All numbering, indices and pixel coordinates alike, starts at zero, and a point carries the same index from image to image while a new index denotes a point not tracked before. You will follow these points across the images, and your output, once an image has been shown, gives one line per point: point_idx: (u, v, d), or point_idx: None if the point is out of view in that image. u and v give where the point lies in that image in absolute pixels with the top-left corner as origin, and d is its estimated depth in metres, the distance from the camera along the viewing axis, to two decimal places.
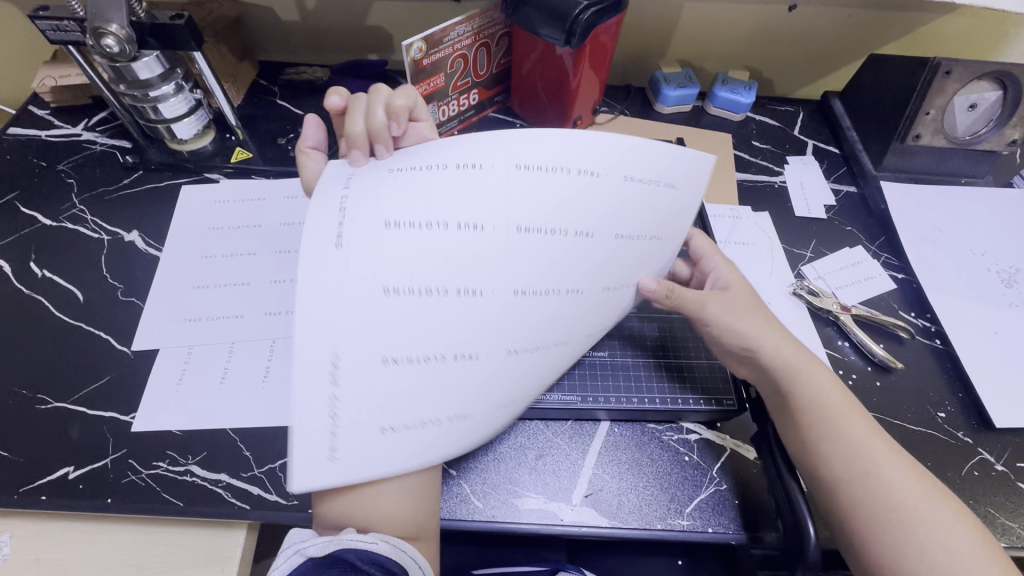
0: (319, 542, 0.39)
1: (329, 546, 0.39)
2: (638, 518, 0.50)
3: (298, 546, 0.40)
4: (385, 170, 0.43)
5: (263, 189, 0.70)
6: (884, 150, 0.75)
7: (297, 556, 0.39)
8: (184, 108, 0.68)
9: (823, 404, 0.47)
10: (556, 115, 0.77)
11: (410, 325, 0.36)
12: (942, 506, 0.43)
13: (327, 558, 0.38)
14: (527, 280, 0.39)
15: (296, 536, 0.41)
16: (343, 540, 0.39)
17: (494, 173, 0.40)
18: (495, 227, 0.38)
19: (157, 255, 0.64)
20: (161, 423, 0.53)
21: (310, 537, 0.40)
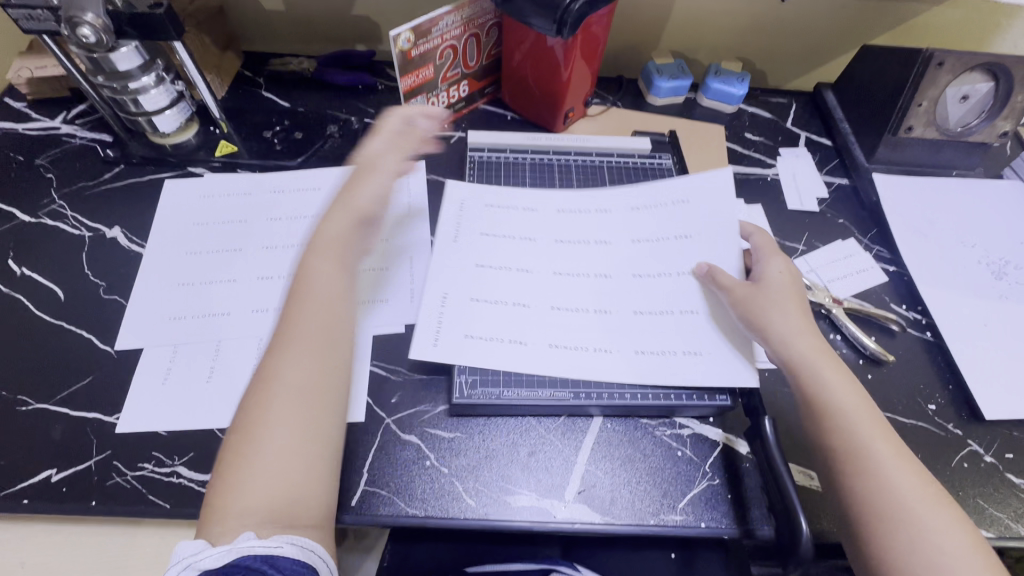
0: (208, 554, 0.39)
1: (222, 559, 0.39)
2: (631, 513, 0.50)
3: (187, 559, 0.39)
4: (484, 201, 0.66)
5: (249, 184, 0.69)
6: (876, 142, 0.74)
7: (187, 570, 0.38)
8: (165, 100, 0.66)
9: (828, 402, 0.48)
10: (546, 108, 0.75)
11: (493, 312, 0.57)
12: (945, 510, 0.42)
13: (220, 568, 0.38)
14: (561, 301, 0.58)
15: (185, 546, 0.39)
16: (240, 547, 0.39)
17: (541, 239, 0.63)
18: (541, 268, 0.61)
19: (140, 251, 0.63)
20: (145, 423, 0.52)
21: (202, 548, 0.39)
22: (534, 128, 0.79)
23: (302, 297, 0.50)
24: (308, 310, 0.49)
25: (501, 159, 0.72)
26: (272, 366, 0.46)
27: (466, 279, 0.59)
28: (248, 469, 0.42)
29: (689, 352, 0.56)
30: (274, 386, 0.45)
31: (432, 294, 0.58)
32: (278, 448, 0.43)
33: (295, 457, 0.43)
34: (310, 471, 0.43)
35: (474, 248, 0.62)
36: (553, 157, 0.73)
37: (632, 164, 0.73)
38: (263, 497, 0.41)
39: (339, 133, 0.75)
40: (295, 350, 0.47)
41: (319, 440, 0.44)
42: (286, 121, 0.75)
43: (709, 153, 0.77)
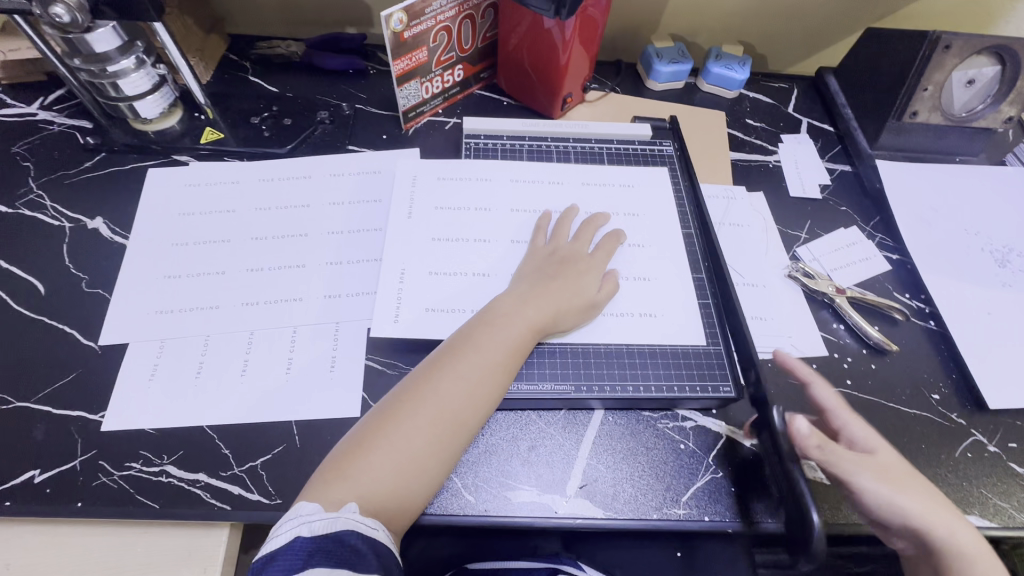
0: (324, 520, 0.40)
1: (332, 528, 0.39)
2: (633, 508, 0.49)
3: (304, 517, 0.40)
4: (432, 176, 0.65)
5: (236, 172, 0.67)
6: (879, 129, 0.73)
7: (301, 529, 0.39)
8: (146, 84, 0.64)
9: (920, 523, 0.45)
10: (543, 92, 0.73)
11: (448, 284, 0.57)
12: None
13: (330, 538, 0.39)
14: (519, 234, 0.61)
15: (306, 506, 0.41)
16: (348, 521, 0.40)
17: (494, 183, 0.65)
18: (497, 209, 0.63)
19: (124, 243, 0.61)
20: (132, 421, 0.50)
21: (316, 511, 0.40)
22: (531, 114, 0.77)
23: (489, 324, 0.51)
24: (506, 338, 0.50)
25: (498, 146, 0.70)
26: (427, 378, 0.47)
27: (421, 246, 0.60)
28: (365, 461, 0.43)
29: (643, 315, 0.57)
30: (422, 393, 0.46)
31: (388, 270, 0.58)
32: (401, 449, 0.44)
33: (414, 461, 0.44)
34: (421, 475, 0.44)
35: (431, 222, 0.61)
36: (551, 144, 0.71)
37: (632, 150, 0.71)
38: (376, 491, 0.42)
39: (329, 119, 0.72)
40: (463, 370, 0.47)
41: (438, 451, 0.45)
42: (274, 107, 0.73)
43: (710, 139, 0.75)
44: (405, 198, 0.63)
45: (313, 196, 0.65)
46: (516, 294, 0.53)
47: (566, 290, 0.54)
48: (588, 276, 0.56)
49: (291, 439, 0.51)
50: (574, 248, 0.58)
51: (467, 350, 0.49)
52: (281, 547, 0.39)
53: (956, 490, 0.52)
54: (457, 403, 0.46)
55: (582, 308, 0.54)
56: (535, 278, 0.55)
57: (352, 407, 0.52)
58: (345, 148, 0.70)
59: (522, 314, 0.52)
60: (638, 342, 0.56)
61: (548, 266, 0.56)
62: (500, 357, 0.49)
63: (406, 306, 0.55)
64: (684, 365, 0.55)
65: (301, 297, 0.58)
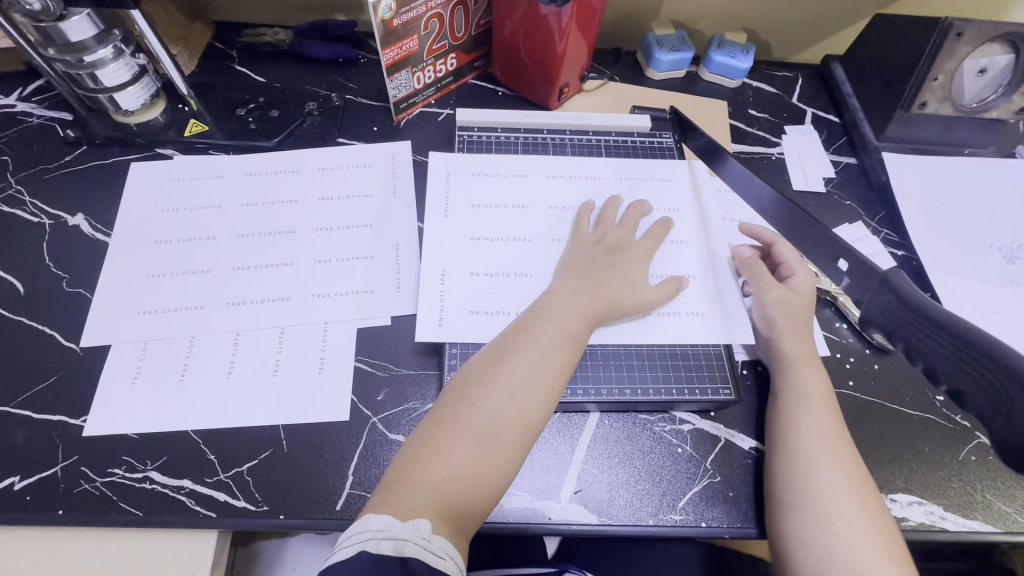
0: (392, 541, 0.38)
1: (398, 552, 0.37)
2: (629, 514, 0.48)
3: (372, 533, 0.38)
4: (469, 172, 0.65)
5: (221, 166, 0.64)
6: (886, 120, 0.70)
7: (367, 544, 0.38)
8: (126, 75, 0.61)
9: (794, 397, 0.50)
10: (540, 83, 0.71)
11: (492, 283, 0.57)
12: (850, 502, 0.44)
13: (395, 563, 0.37)
14: (560, 233, 0.61)
15: (375, 518, 0.39)
16: (415, 548, 0.38)
17: (530, 178, 0.65)
18: (536, 207, 0.63)
19: (105, 240, 0.59)
20: (115, 426, 0.49)
21: (389, 524, 0.39)
22: (527, 104, 0.74)
23: (543, 319, 0.50)
24: (560, 330, 0.49)
25: (492, 139, 0.68)
26: (489, 375, 0.46)
27: (460, 247, 0.59)
28: (437, 463, 0.42)
29: (692, 314, 0.56)
30: (485, 391, 0.45)
31: (430, 266, 0.58)
32: (473, 449, 0.43)
33: (487, 462, 0.43)
34: (494, 475, 0.43)
35: (467, 220, 0.61)
36: (547, 136, 0.69)
37: (631, 143, 0.69)
38: (452, 492, 0.41)
39: (318, 111, 0.70)
40: (521, 363, 0.47)
41: (509, 451, 0.44)
42: (261, 98, 0.70)
43: (712, 130, 0.73)
44: (441, 195, 0.63)
45: (302, 191, 0.63)
46: (569, 286, 0.53)
47: (616, 281, 0.54)
48: (637, 267, 0.56)
49: (279, 444, 0.49)
50: (620, 235, 0.58)
51: (522, 343, 0.48)
52: (342, 560, 0.37)
53: (958, 494, 0.51)
54: (524, 400, 0.45)
55: (635, 305, 0.54)
56: (584, 270, 0.54)
57: (340, 411, 0.51)
58: (334, 141, 0.68)
59: (573, 306, 0.51)
60: (674, 342, 0.55)
61: (596, 255, 0.56)
62: (560, 351, 0.48)
63: (449, 310, 0.55)
64: (696, 365, 0.54)
65: (288, 296, 0.56)
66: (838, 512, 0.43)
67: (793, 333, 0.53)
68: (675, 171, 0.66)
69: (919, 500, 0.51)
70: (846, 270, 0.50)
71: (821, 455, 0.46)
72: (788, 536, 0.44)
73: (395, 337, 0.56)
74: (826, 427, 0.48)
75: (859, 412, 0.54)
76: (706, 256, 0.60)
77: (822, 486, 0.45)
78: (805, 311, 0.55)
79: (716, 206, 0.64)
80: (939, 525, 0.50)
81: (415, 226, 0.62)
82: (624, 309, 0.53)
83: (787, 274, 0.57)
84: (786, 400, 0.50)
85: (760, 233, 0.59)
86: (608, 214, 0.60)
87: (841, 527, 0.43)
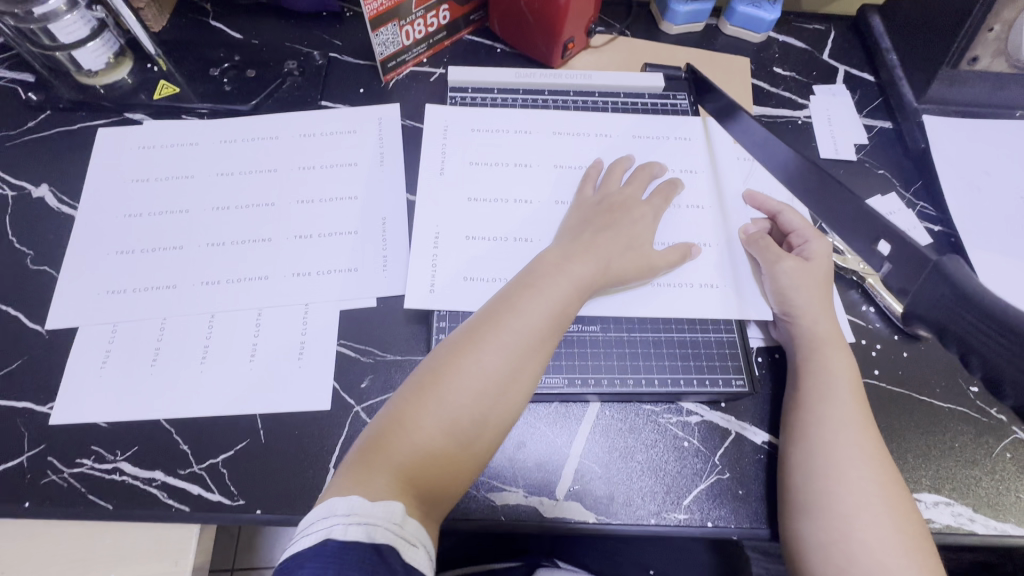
0: (361, 525, 0.34)
1: (369, 537, 0.33)
2: (629, 512, 0.45)
3: (338, 516, 0.34)
4: (467, 128, 0.59)
5: (195, 132, 0.59)
6: (928, 78, 0.63)
7: (335, 528, 0.33)
8: (84, 30, 0.56)
9: (820, 379, 0.45)
10: (542, 38, 0.64)
11: (488, 252, 0.53)
12: (879, 503, 0.40)
13: (367, 549, 0.33)
14: (564, 195, 0.56)
15: (343, 499, 0.35)
16: (386, 533, 0.34)
17: (535, 136, 0.59)
18: (537, 165, 0.58)
19: (71, 214, 0.55)
20: (84, 413, 0.46)
21: (356, 506, 0.34)
22: (529, 63, 0.68)
23: (525, 284, 0.45)
24: (544, 302, 0.44)
25: (487, 100, 0.62)
26: (469, 347, 0.42)
27: (455, 213, 0.55)
28: (409, 439, 0.38)
29: (706, 286, 0.52)
30: (459, 365, 0.41)
31: (421, 234, 0.53)
32: (443, 426, 0.39)
33: (460, 444, 0.39)
34: (466, 454, 0.39)
35: (464, 181, 0.56)
36: (548, 97, 0.62)
37: (641, 106, 0.62)
38: (421, 473, 0.38)
39: (299, 70, 0.64)
40: (499, 338, 0.42)
41: (484, 435, 0.40)
42: (236, 57, 0.65)
43: (731, 90, 0.66)
44: (437, 153, 0.58)
45: (281, 159, 0.58)
46: (563, 248, 0.48)
47: (615, 243, 0.49)
48: (642, 228, 0.51)
49: (256, 434, 0.46)
50: (625, 192, 0.53)
51: (500, 315, 0.43)
52: (308, 545, 0.33)
53: (988, 494, 0.47)
54: (505, 377, 0.41)
55: (637, 270, 0.49)
56: (580, 232, 0.50)
57: (322, 400, 0.48)
58: (316, 105, 0.62)
59: (566, 272, 0.46)
60: (683, 317, 0.50)
61: (595, 214, 0.51)
62: (542, 320, 0.43)
63: (442, 278, 0.51)
64: (703, 349, 0.50)
65: (266, 275, 0.52)
66: (860, 515, 0.39)
67: (814, 306, 0.48)
68: (691, 130, 0.60)
69: (946, 501, 0.47)
70: (887, 253, 0.43)
71: (846, 450, 0.41)
72: (803, 538, 0.40)
73: (382, 319, 0.52)
74: (852, 418, 0.43)
75: (885, 404, 0.50)
76: (721, 227, 0.55)
77: (844, 485, 0.40)
78: (824, 278, 0.50)
79: (737, 170, 0.58)
80: (967, 528, 0.46)
81: (403, 198, 0.57)
82: (623, 280, 0.49)
83: (798, 242, 0.52)
84: (810, 386, 0.45)
85: (764, 203, 0.54)
86: (612, 174, 0.55)
87: (862, 529, 0.39)
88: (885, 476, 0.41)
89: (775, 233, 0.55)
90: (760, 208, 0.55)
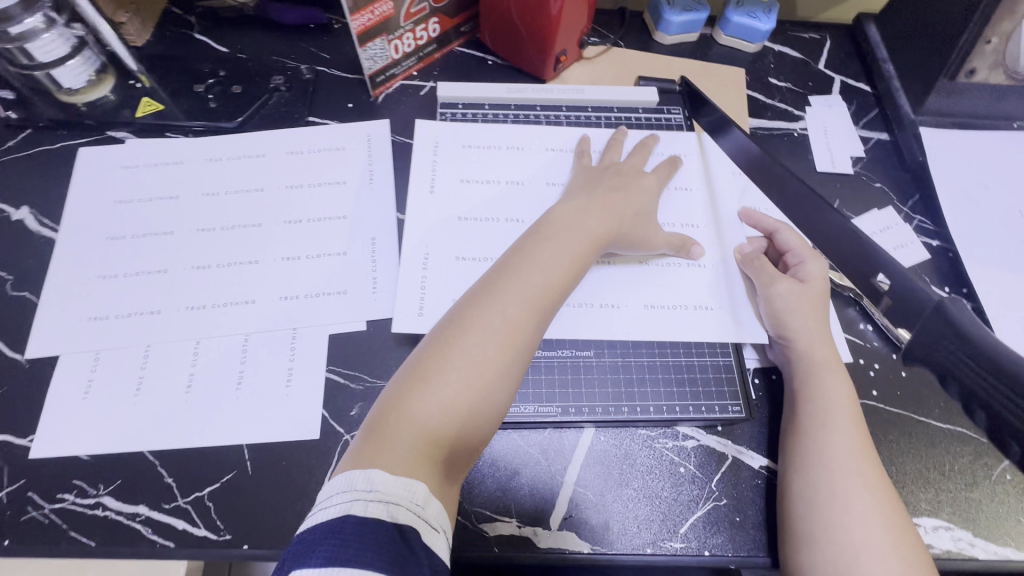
0: (384, 504, 0.33)
1: (391, 516, 0.33)
2: (625, 542, 0.44)
3: (360, 494, 0.33)
4: (458, 144, 0.58)
5: (179, 150, 0.58)
6: (925, 90, 0.62)
7: (356, 506, 0.33)
8: (63, 48, 0.55)
9: (820, 404, 0.44)
10: (533, 51, 0.62)
11: (479, 272, 0.52)
12: (882, 534, 0.39)
13: (390, 529, 0.32)
14: None
15: (363, 477, 0.34)
16: (409, 515, 0.33)
17: (527, 152, 0.58)
18: (529, 182, 0.57)
19: (52, 237, 0.53)
20: (65, 446, 0.45)
21: (376, 484, 0.34)
22: (521, 75, 0.66)
23: (526, 255, 0.45)
24: (546, 270, 0.44)
25: (478, 116, 0.61)
26: (482, 302, 0.42)
27: (446, 232, 0.54)
28: (426, 398, 0.38)
29: (701, 307, 0.51)
30: (465, 336, 0.41)
31: (411, 254, 0.52)
32: (455, 399, 0.39)
33: (480, 400, 0.39)
34: (479, 424, 0.39)
35: (455, 198, 0.55)
36: (540, 112, 0.61)
37: (635, 120, 0.61)
38: (444, 431, 0.38)
39: (286, 85, 0.63)
40: (506, 307, 0.42)
41: (503, 388, 0.40)
42: (221, 71, 0.63)
43: (726, 103, 0.65)
44: (427, 170, 0.57)
45: (268, 177, 0.57)
46: (576, 203, 0.49)
47: (627, 201, 0.51)
48: (647, 194, 0.53)
49: (242, 465, 0.45)
50: (631, 163, 0.55)
51: (504, 285, 0.43)
52: (327, 522, 0.32)
53: (989, 518, 0.46)
54: (518, 327, 0.42)
55: (643, 242, 0.50)
56: (591, 189, 0.51)
57: (310, 428, 0.47)
58: (304, 121, 0.61)
59: (576, 227, 0.47)
60: (677, 342, 0.49)
61: (604, 177, 0.53)
62: (545, 288, 0.44)
63: (433, 301, 0.50)
64: (698, 372, 0.49)
65: (253, 299, 0.51)
66: (864, 546, 0.39)
67: (809, 330, 0.47)
68: (686, 145, 0.59)
69: (946, 526, 0.46)
70: (885, 288, 0.43)
71: (847, 480, 0.41)
72: (806, 572, 0.39)
73: (372, 343, 0.51)
74: (853, 445, 0.42)
75: (884, 427, 0.49)
76: (717, 245, 0.54)
77: (846, 516, 0.40)
78: (820, 300, 0.49)
79: (732, 186, 0.57)
80: (967, 554, 0.45)
81: (393, 217, 0.56)
82: (633, 237, 0.50)
83: (794, 262, 0.51)
84: (809, 412, 0.44)
85: (759, 222, 0.54)
86: (612, 148, 0.57)
87: (870, 563, 0.38)
88: (887, 505, 0.40)
89: (770, 253, 0.54)
90: (755, 225, 0.54)
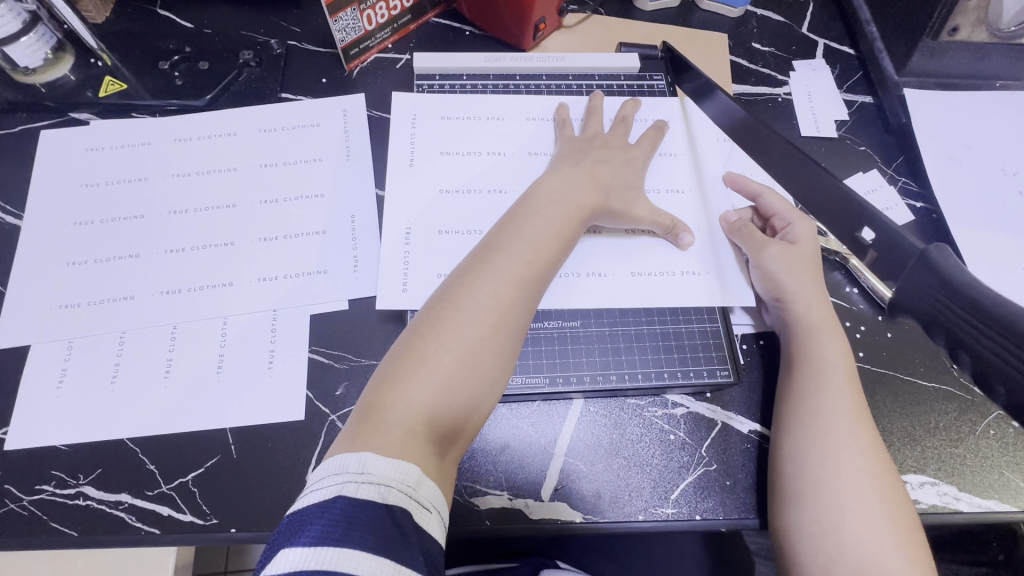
0: (373, 486, 0.32)
1: (381, 498, 0.32)
2: (617, 510, 0.44)
3: (348, 476, 0.32)
4: (437, 117, 0.57)
5: (147, 131, 0.56)
6: (909, 50, 0.61)
7: (345, 488, 0.32)
8: (16, 24, 0.53)
9: (819, 369, 0.44)
10: (511, 19, 0.61)
11: (463, 246, 0.51)
12: (871, 493, 0.39)
13: (381, 511, 0.31)
14: None
15: (354, 459, 0.33)
16: (399, 496, 0.33)
17: (509, 122, 0.57)
18: (512, 153, 0.55)
19: (16, 225, 0.51)
20: (40, 438, 0.43)
21: (365, 465, 0.33)
22: (499, 45, 0.65)
23: (512, 231, 0.44)
24: (532, 245, 0.43)
25: (456, 87, 0.59)
26: (468, 281, 0.41)
27: (428, 207, 0.52)
28: (416, 381, 0.37)
29: (690, 273, 0.50)
30: (453, 316, 0.40)
31: (392, 230, 0.51)
32: (446, 380, 0.38)
33: (472, 379, 0.38)
34: (472, 403, 0.39)
35: (436, 172, 0.54)
36: (521, 82, 0.60)
37: (618, 88, 0.60)
38: (440, 411, 0.37)
39: (255, 60, 0.60)
40: (493, 284, 0.41)
41: (495, 367, 0.39)
42: (187, 48, 0.61)
43: (709, 68, 0.64)
44: (406, 145, 0.55)
45: (240, 157, 0.55)
46: (562, 174, 0.49)
47: (614, 174, 0.50)
48: (635, 168, 0.52)
49: (226, 449, 0.44)
50: (615, 133, 0.54)
51: (491, 262, 0.42)
52: (315, 505, 0.31)
53: (973, 472, 0.47)
54: (507, 304, 0.41)
55: (632, 212, 0.49)
56: (579, 159, 0.50)
57: (295, 410, 0.46)
58: (276, 98, 0.59)
59: (566, 199, 0.46)
60: (665, 308, 0.49)
61: (590, 148, 0.52)
62: (532, 263, 0.43)
63: (418, 278, 0.49)
64: (686, 339, 0.49)
65: (231, 281, 0.50)
66: (852, 506, 0.39)
67: (802, 291, 0.47)
68: (668, 112, 0.58)
69: (932, 481, 0.46)
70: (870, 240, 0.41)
71: (841, 441, 0.41)
72: (795, 531, 0.40)
73: (355, 322, 0.50)
74: (848, 408, 0.42)
75: (870, 387, 0.49)
76: (703, 212, 0.53)
77: (837, 476, 0.40)
78: (812, 261, 0.49)
79: (718, 152, 0.56)
80: (953, 507, 0.46)
81: (372, 193, 0.54)
82: (619, 216, 0.49)
83: (781, 225, 0.51)
84: (804, 374, 0.44)
85: (744, 185, 0.53)
86: (591, 116, 0.55)
87: (855, 524, 0.38)
88: (880, 466, 0.40)
89: (756, 218, 0.53)
90: (742, 188, 0.53)
